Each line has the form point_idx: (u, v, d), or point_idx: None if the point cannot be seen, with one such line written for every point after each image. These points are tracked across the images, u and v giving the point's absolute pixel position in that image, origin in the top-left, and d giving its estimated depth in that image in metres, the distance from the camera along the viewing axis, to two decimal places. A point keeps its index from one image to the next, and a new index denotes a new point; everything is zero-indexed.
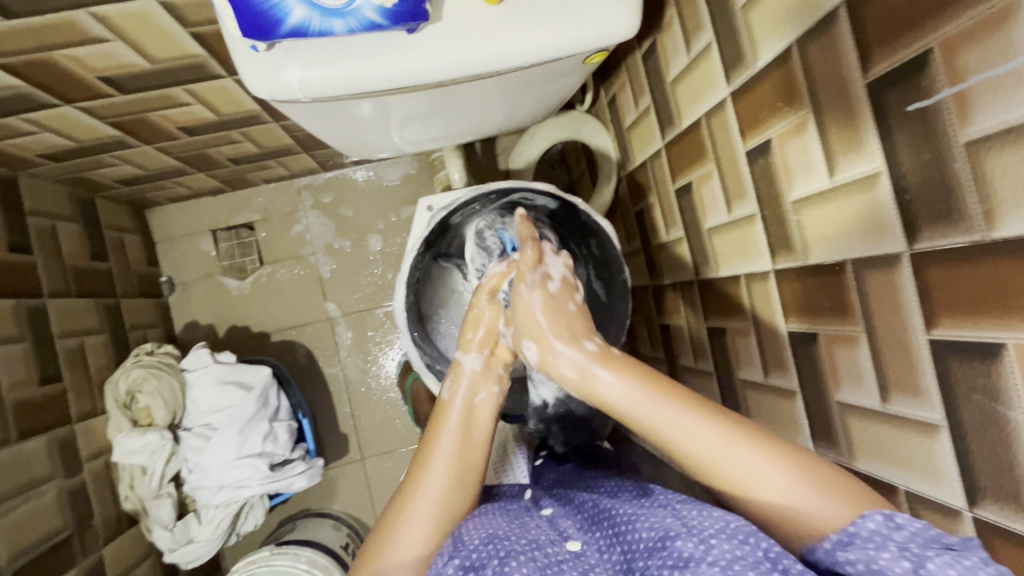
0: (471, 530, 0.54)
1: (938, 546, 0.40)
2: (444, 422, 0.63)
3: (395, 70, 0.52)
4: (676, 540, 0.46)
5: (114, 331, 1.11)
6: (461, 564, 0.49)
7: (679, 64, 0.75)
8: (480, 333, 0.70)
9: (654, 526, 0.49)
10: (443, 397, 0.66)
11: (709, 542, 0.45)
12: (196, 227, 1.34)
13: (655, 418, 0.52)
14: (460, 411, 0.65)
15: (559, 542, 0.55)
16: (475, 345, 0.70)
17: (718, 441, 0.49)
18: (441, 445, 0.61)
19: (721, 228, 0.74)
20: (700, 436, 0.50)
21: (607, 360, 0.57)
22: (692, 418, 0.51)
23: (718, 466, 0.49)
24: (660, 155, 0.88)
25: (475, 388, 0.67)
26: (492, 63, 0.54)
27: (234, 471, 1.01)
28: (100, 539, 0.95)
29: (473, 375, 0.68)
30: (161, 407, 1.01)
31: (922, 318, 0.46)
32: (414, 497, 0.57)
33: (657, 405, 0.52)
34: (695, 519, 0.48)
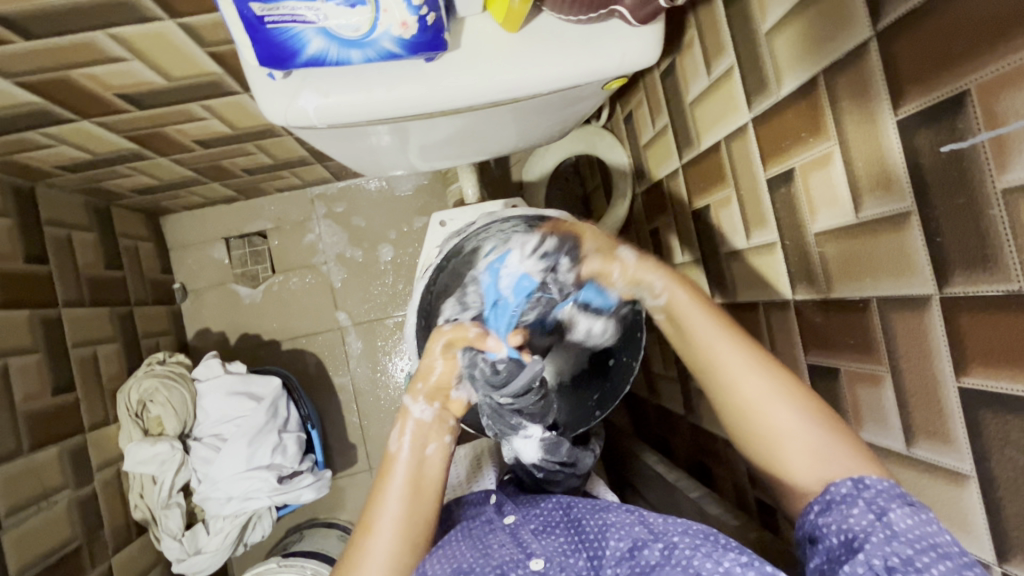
0: (436, 564, 0.61)
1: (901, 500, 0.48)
2: (390, 477, 0.66)
3: (411, 98, 0.51)
4: (644, 549, 0.57)
5: (127, 339, 1.12)
6: None
7: (698, 86, 0.74)
8: (431, 385, 0.69)
9: (622, 536, 0.59)
10: (389, 447, 0.68)
11: (672, 545, 0.56)
12: (210, 234, 1.35)
13: (705, 344, 0.63)
14: (405, 464, 0.67)
15: (523, 563, 0.60)
16: (424, 394, 0.69)
17: (756, 381, 0.59)
18: (388, 505, 0.64)
19: (739, 253, 0.72)
20: (760, 388, 0.59)
21: (687, 312, 0.65)
22: (740, 359, 0.61)
23: (764, 414, 0.58)
24: (676, 175, 0.86)
25: (424, 439, 0.68)
26: (510, 91, 0.53)
27: (243, 483, 1.01)
28: (109, 548, 0.95)
29: (420, 425, 0.69)
30: (172, 417, 1.01)
31: (952, 364, 0.45)
32: (360, 559, 0.62)
33: (706, 323, 0.64)
34: (659, 525, 0.59)
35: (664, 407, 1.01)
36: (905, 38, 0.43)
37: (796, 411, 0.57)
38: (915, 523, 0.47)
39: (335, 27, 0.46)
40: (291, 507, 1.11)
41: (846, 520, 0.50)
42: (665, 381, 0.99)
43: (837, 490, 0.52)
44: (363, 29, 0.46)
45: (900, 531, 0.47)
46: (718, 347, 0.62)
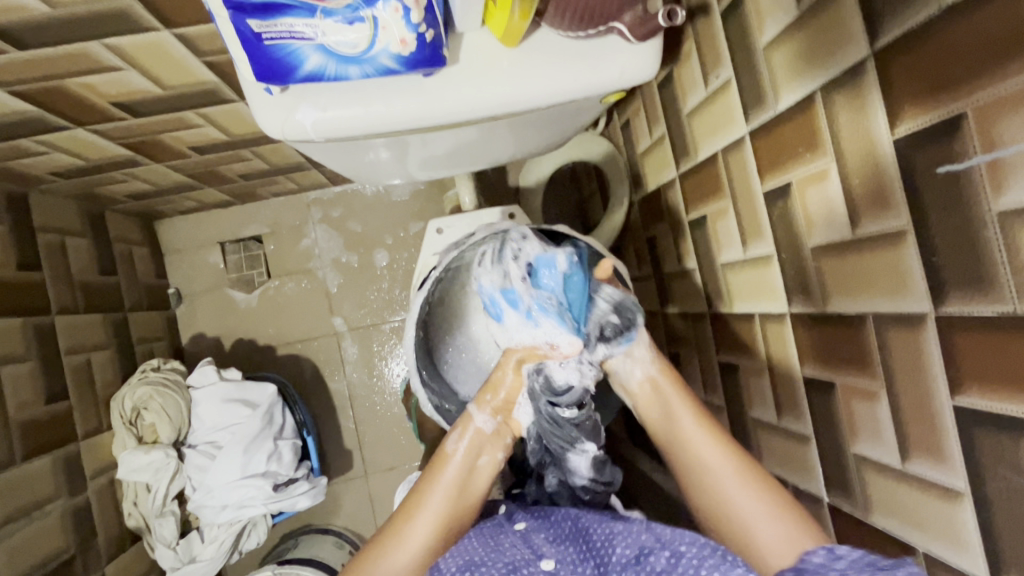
0: (450, 557, 0.58)
1: (872, 568, 0.46)
2: (438, 476, 0.64)
3: (409, 113, 0.51)
4: (651, 555, 0.54)
5: (120, 345, 1.11)
6: None
7: (696, 97, 0.74)
8: (499, 399, 0.68)
9: (630, 543, 0.57)
10: (445, 445, 0.66)
11: (680, 555, 0.53)
12: (205, 239, 1.34)
13: (663, 391, 0.67)
14: (459, 469, 0.65)
15: (534, 562, 0.57)
16: (490, 408, 0.68)
17: (698, 435, 0.63)
18: (431, 500, 0.63)
19: (736, 265, 0.73)
20: (700, 430, 0.64)
21: (671, 397, 0.67)
22: (692, 420, 0.64)
23: (706, 469, 0.61)
24: (673, 185, 0.86)
25: (479, 448, 0.66)
26: (507, 105, 0.53)
27: (238, 490, 1.01)
28: (103, 557, 0.95)
29: (480, 435, 0.67)
30: (167, 425, 1.01)
31: (948, 382, 0.45)
32: (393, 544, 0.61)
33: (674, 394, 0.67)
34: (667, 534, 0.57)
35: None
36: (903, 58, 0.44)
37: (755, 481, 0.59)
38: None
39: (333, 44, 0.46)
40: (286, 514, 1.11)
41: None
42: None
43: (812, 559, 0.50)
44: (362, 46, 0.46)
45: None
46: (661, 388, 0.67)
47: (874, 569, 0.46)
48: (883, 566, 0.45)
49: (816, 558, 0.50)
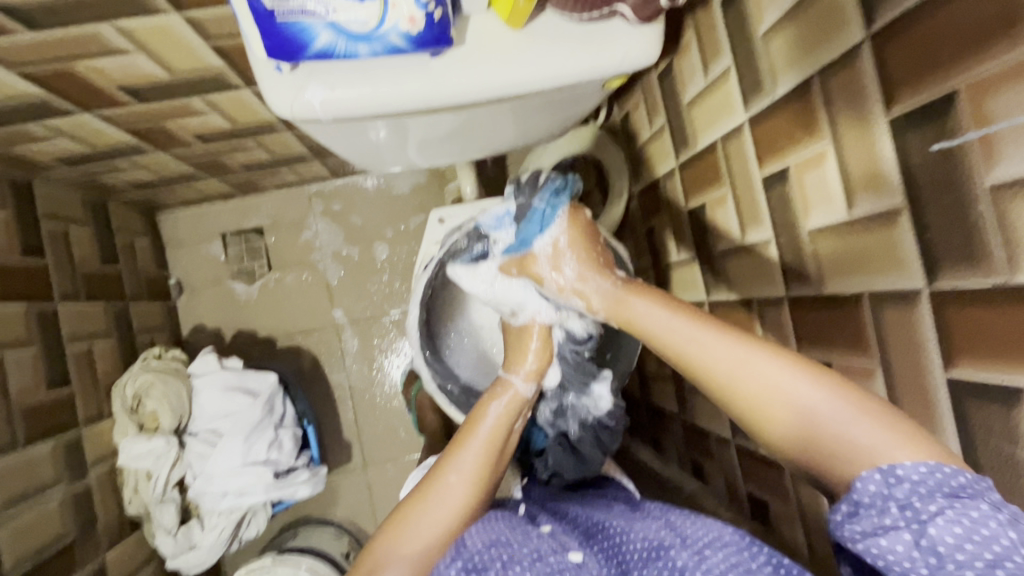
0: (475, 533, 0.57)
1: (948, 496, 0.40)
2: (472, 436, 0.64)
3: (416, 94, 0.52)
4: (671, 551, 0.55)
5: (122, 335, 1.12)
6: (464, 566, 0.53)
7: (695, 87, 0.76)
8: (535, 361, 0.70)
9: (648, 537, 0.58)
10: (478, 409, 0.67)
11: (703, 553, 0.54)
12: (206, 231, 1.35)
13: (654, 325, 0.58)
14: (495, 434, 0.65)
15: (561, 552, 0.56)
16: (528, 371, 0.70)
17: (739, 358, 0.52)
18: (467, 464, 0.61)
19: (734, 251, 0.74)
20: (736, 355, 0.52)
21: (647, 313, 0.59)
22: (721, 342, 0.53)
23: (732, 380, 0.52)
24: (673, 175, 0.88)
25: (516, 412, 0.67)
26: (512, 86, 0.54)
27: (239, 478, 1.01)
28: (103, 543, 0.95)
29: (519, 399, 0.68)
30: (167, 413, 1.01)
31: (941, 356, 0.46)
32: (424, 508, 0.59)
33: (663, 314, 0.58)
34: (688, 533, 0.58)
35: (659, 404, 1.03)
36: (898, 40, 0.45)
37: (812, 381, 0.48)
38: (963, 531, 0.39)
39: (344, 21, 0.47)
40: (286, 503, 1.11)
41: (876, 539, 0.42)
42: (659, 378, 1.01)
43: (865, 488, 0.43)
44: (372, 23, 0.47)
45: (946, 551, 0.39)
46: (665, 322, 0.57)
47: (946, 497, 0.40)
48: (956, 494, 0.40)
49: (871, 486, 0.43)
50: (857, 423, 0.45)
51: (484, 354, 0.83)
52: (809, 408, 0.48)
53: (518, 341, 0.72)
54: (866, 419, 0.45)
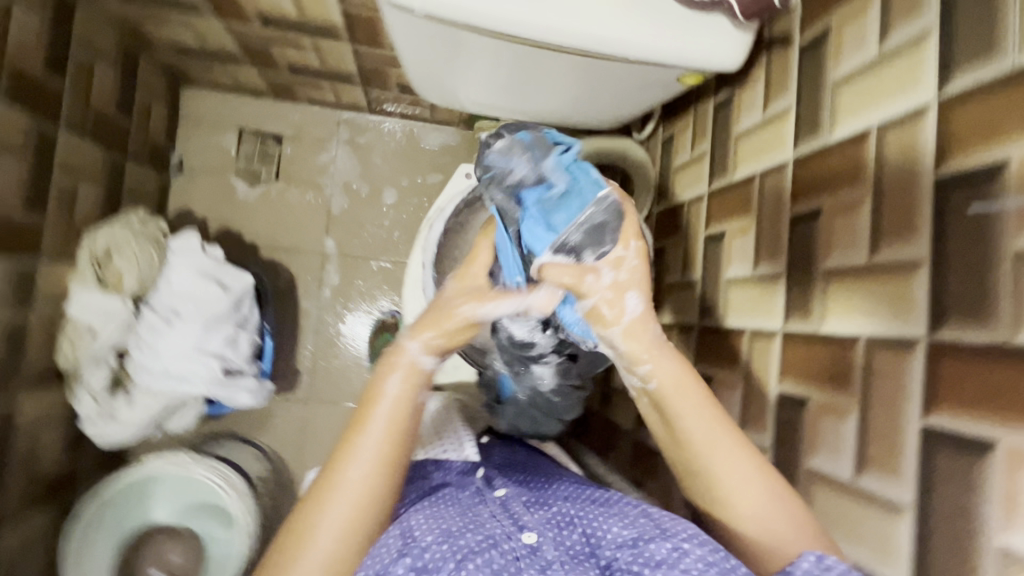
0: (423, 525, 0.57)
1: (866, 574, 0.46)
2: (370, 419, 0.59)
3: (512, 16, 0.53)
4: (651, 543, 0.56)
5: (111, 187, 1.07)
6: (412, 563, 0.52)
7: (751, 120, 0.80)
8: (443, 332, 0.63)
9: (623, 531, 0.58)
10: (373, 389, 0.61)
11: (682, 548, 0.54)
12: (226, 120, 1.32)
13: (686, 419, 0.60)
14: (388, 407, 0.59)
15: (514, 535, 0.57)
16: (432, 341, 0.63)
17: (730, 455, 0.58)
18: (365, 442, 0.58)
19: (743, 280, 0.77)
20: (742, 464, 0.58)
21: (681, 407, 0.60)
22: (727, 442, 0.58)
23: (742, 493, 0.57)
24: (700, 200, 0.91)
25: (416, 386, 0.61)
26: (602, 43, 0.55)
27: (184, 364, 0.99)
28: (24, 384, 0.89)
29: (418, 371, 0.62)
30: (134, 275, 0.97)
31: (920, 403, 0.49)
32: (324, 508, 0.55)
33: (701, 417, 0.59)
34: (666, 522, 0.58)
35: (617, 416, 1.04)
36: (967, 104, 0.48)
37: (789, 517, 0.55)
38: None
39: None
40: (221, 406, 1.08)
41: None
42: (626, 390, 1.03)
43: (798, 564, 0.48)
44: None
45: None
46: (694, 413, 0.59)
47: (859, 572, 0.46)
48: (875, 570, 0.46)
49: (805, 564, 0.48)
50: (786, 530, 0.55)
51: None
52: (768, 503, 0.56)
53: (432, 309, 0.66)
54: (800, 528, 0.54)
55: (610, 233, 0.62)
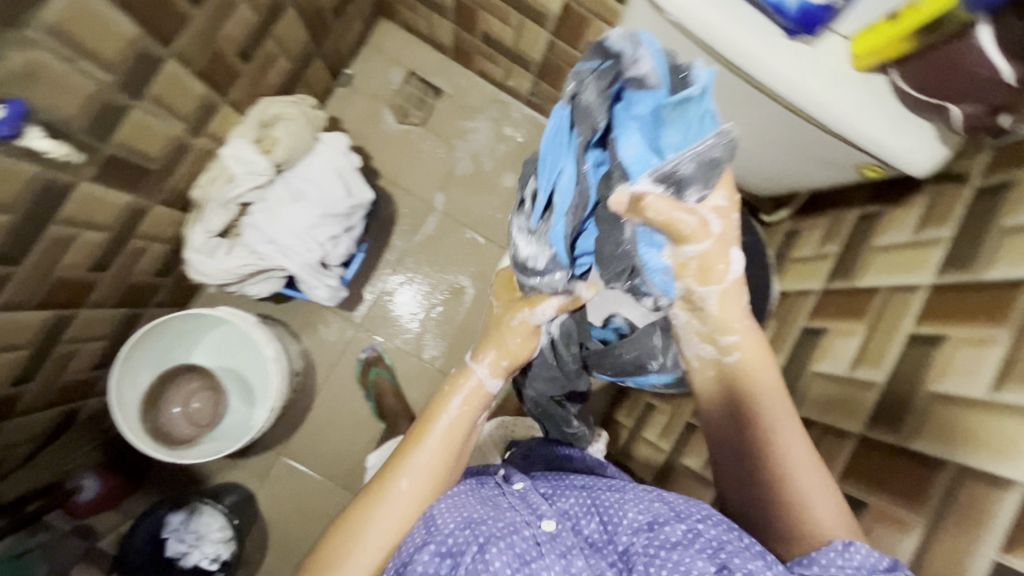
0: (445, 512, 0.62)
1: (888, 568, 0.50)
2: (427, 437, 0.71)
3: (748, 49, 0.59)
4: (666, 525, 0.58)
5: (298, 71, 1.18)
6: (439, 549, 0.58)
7: (896, 238, 0.81)
8: (503, 357, 0.76)
9: (640, 511, 0.60)
10: (425, 419, 0.73)
11: (697, 530, 0.57)
12: (402, 59, 1.43)
13: (754, 383, 0.66)
14: (444, 428, 0.72)
15: (534, 522, 0.61)
16: (496, 366, 0.76)
17: (793, 429, 0.63)
18: (419, 456, 0.69)
19: (831, 379, 0.78)
20: (801, 441, 0.62)
21: (756, 375, 0.66)
22: (788, 413, 0.64)
23: (792, 473, 0.61)
24: (810, 295, 0.93)
25: (474, 401, 0.74)
26: (813, 104, 0.60)
27: (292, 239, 1.06)
28: (162, 195, 0.97)
29: (481, 392, 0.75)
30: (285, 147, 1.05)
31: (998, 540, 0.51)
32: (380, 503, 0.66)
33: (768, 386, 0.65)
34: (681, 506, 0.60)
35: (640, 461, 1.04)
36: None
37: (834, 505, 0.58)
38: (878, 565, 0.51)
39: None
40: (297, 292, 1.14)
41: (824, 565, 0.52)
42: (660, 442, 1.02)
43: (829, 556, 0.52)
44: None
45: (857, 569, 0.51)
46: (765, 382, 0.65)
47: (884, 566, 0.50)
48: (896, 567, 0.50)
49: (830, 554, 0.53)
50: (835, 516, 0.57)
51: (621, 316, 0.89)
52: (809, 490, 0.59)
53: (489, 335, 0.78)
54: (843, 522, 0.57)
55: (719, 175, 0.57)
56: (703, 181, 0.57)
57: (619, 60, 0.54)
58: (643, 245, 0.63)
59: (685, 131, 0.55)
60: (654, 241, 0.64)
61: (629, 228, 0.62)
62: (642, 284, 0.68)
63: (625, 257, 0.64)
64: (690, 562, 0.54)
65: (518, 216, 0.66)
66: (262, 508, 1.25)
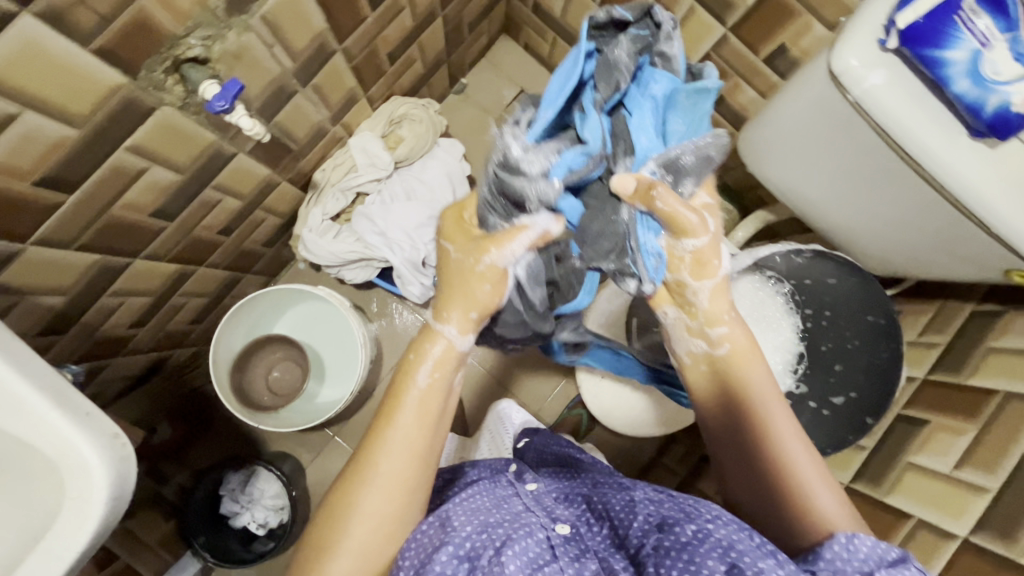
0: (462, 518, 0.59)
1: (893, 560, 0.47)
2: (399, 413, 0.62)
3: (929, 139, 0.61)
4: (675, 525, 0.54)
5: (425, 76, 1.23)
6: (456, 552, 0.55)
7: (1013, 341, 0.78)
8: (475, 309, 0.65)
9: (651, 514, 0.58)
10: (400, 384, 0.64)
11: (706, 526, 0.52)
12: (516, 76, 1.46)
13: (744, 368, 0.67)
14: (418, 393, 0.63)
15: (549, 526, 0.60)
16: (464, 319, 0.66)
17: (782, 414, 0.64)
18: (396, 433, 0.61)
19: (932, 475, 0.76)
20: (789, 426, 0.64)
21: (742, 356, 0.67)
22: (772, 393, 0.66)
23: (790, 462, 0.61)
24: (909, 382, 0.91)
25: (446, 360, 0.65)
26: (982, 202, 0.61)
27: (398, 234, 1.11)
28: (291, 174, 1.02)
29: (452, 352, 0.66)
30: (407, 147, 1.13)
31: None
32: (363, 488, 0.59)
33: (758, 371, 0.67)
34: (691, 508, 0.57)
35: None
36: None
37: (834, 494, 0.59)
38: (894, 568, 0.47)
39: (985, 61, 0.57)
40: (388, 283, 1.18)
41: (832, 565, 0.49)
42: None
43: (837, 548, 0.50)
44: (998, 78, 0.57)
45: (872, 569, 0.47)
46: (753, 363, 0.67)
47: (888, 559, 0.48)
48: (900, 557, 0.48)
49: (836, 544, 0.50)
50: (838, 508, 0.58)
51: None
52: (809, 481, 0.60)
53: (455, 276, 0.65)
54: (846, 513, 0.57)
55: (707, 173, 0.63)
56: (694, 173, 0.63)
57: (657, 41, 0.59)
58: (642, 229, 0.64)
59: (689, 123, 0.62)
60: (652, 225, 0.64)
61: (626, 212, 0.62)
62: (630, 266, 0.66)
63: (621, 236, 0.64)
64: (701, 560, 0.49)
65: (512, 128, 0.57)
66: (311, 483, 1.27)
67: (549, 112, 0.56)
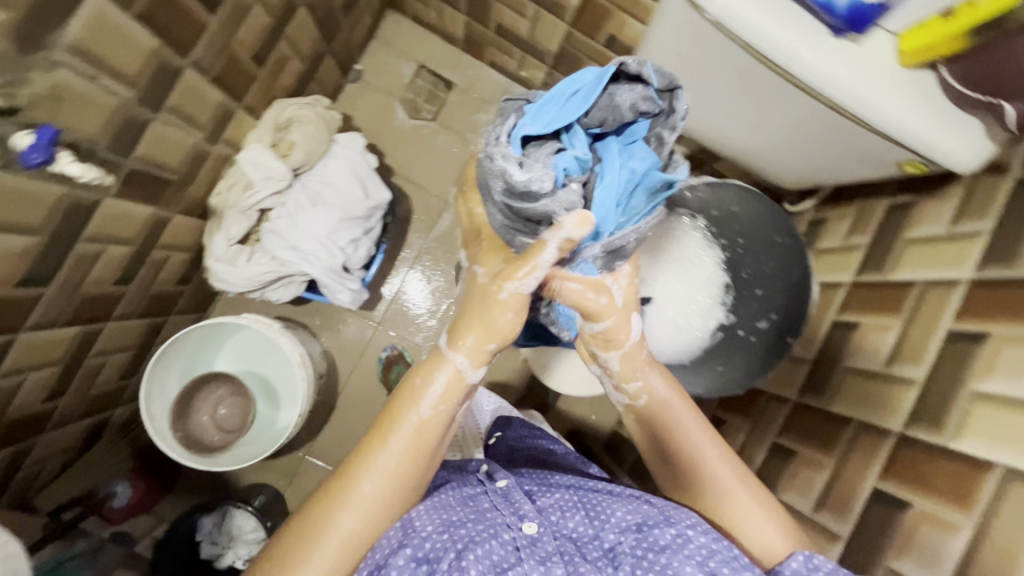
0: (423, 514, 0.59)
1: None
2: (392, 429, 0.60)
3: (793, 48, 0.60)
4: (655, 528, 0.59)
5: (308, 70, 1.15)
6: (413, 554, 0.55)
7: (929, 230, 0.79)
8: (482, 344, 0.62)
9: (630, 513, 0.61)
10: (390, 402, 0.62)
11: (685, 534, 0.57)
12: (412, 51, 1.39)
13: (675, 414, 0.70)
14: (414, 421, 0.60)
15: (516, 525, 0.60)
16: (477, 352, 0.62)
17: (711, 448, 0.68)
18: (387, 450, 0.59)
19: (868, 376, 0.77)
20: (722, 466, 0.67)
21: (677, 409, 0.70)
22: (705, 436, 0.69)
23: (727, 490, 0.65)
24: (841, 287, 0.91)
25: (444, 392, 0.61)
26: (856, 101, 0.62)
27: (313, 245, 1.05)
28: (181, 205, 0.95)
29: (455, 380, 0.62)
30: (303, 151, 1.05)
31: None
32: (340, 507, 0.57)
33: (689, 413, 0.70)
34: (671, 512, 0.61)
35: None
36: None
37: (777, 525, 0.63)
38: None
39: None
40: (318, 295, 1.14)
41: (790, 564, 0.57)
42: None
43: (790, 564, 0.57)
44: None
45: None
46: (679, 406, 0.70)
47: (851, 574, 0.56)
48: None
49: (795, 563, 0.57)
50: (773, 533, 0.62)
51: (677, 324, 0.89)
52: (748, 514, 0.63)
53: (472, 305, 0.62)
54: (787, 537, 0.62)
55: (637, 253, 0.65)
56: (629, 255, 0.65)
57: (666, 118, 0.57)
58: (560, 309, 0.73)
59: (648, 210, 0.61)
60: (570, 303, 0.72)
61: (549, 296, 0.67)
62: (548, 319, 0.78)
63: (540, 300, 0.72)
64: (679, 567, 0.55)
65: (501, 149, 0.55)
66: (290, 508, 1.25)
67: (535, 126, 0.56)
